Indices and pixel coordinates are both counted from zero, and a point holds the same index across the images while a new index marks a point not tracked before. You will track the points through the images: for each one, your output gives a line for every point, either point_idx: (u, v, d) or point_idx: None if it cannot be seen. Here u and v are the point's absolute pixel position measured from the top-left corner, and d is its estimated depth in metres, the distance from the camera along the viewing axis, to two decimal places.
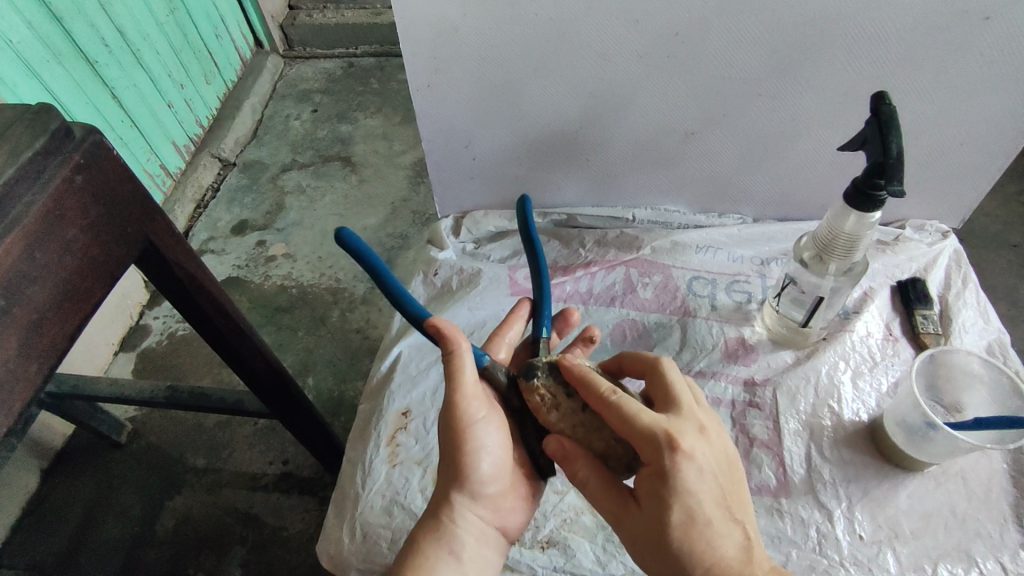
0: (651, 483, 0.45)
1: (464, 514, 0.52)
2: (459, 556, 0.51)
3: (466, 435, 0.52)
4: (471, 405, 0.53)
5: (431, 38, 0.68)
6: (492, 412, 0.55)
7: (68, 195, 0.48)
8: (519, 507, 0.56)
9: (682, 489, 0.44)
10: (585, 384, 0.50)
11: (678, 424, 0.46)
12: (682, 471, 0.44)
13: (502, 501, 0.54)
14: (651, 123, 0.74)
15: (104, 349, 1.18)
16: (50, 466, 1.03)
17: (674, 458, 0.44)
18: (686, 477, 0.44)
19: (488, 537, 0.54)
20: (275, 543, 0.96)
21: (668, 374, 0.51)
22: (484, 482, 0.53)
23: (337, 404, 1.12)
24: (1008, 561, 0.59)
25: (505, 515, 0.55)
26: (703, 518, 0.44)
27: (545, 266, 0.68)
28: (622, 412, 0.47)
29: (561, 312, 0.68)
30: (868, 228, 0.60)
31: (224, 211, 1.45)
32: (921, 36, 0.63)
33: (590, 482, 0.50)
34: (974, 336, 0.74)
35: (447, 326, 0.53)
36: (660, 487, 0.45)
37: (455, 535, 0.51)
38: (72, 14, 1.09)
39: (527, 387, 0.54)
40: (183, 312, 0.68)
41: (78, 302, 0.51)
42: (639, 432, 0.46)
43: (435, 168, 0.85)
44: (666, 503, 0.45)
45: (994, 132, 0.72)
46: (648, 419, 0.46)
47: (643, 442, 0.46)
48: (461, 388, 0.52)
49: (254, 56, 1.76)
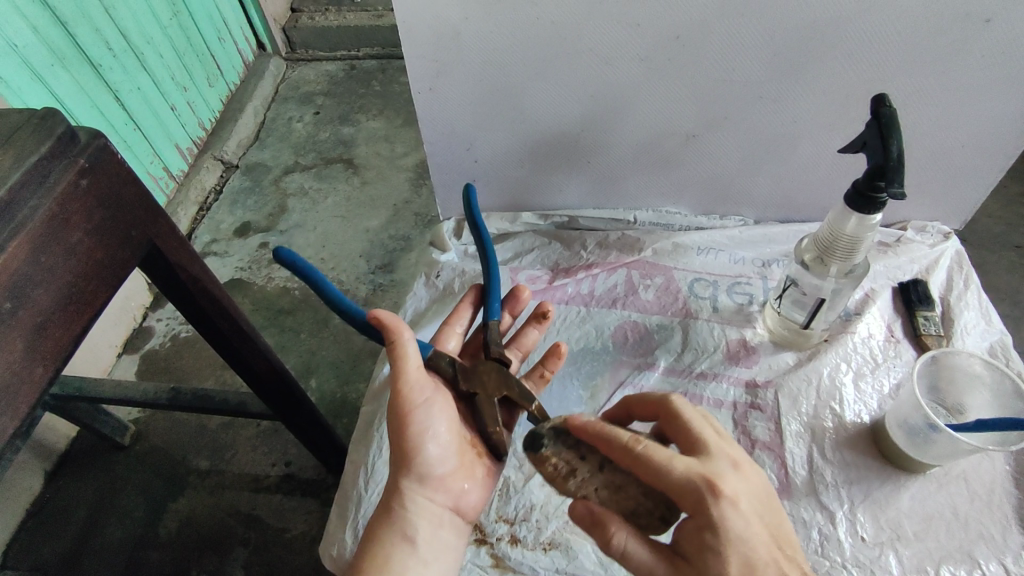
0: (700, 536, 0.42)
1: (414, 499, 0.52)
2: (413, 542, 0.50)
3: (408, 421, 0.52)
4: (415, 392, 0.53)
5: (433, 42, 0.68)
6: (437, 396, 0.55)
7: (73, 199, 0.49)
8: (473, 487, 0.56)
9: (735, 538, 0.41)
10: (602, 440, 0.47)
11: (711, 466, 0.43)
12: (729, 519, 0.41)
13: (453, 482, 0.54)
14: (652, 125, 0.75)
15: (108, 351, 1.18)
16: (55, 468, 1.03)
17: (720, 506, 0.41)
18: (735, 525, 0.41)
19: (442, 520, 0.53)
20: (278, 544, 0.97)
21: (683, 412, 0.48)
22: (432, 465, 0.53)
23: (339, 405, 1.12)
24: (1011, 563, 0.59)
25: (458, 496, 0.54)
26: (761, 565, 0.41)
27: (492, 250, 0.70)
28: (649, 465, 0.44)
29: (511, 292, 0.70)
30: (870, 230, 0.60)
31: (226, 213, 1.45)
32: (922, 38, 0.63)
33: (632, 551, 0.44)
34: (977, 337, 0.74)
35: (388, 317, 0.54)
36: (710, 539, 0.41)
37: (407, 521, 0.51)
38: (76, 18, 1.10)
39: (538, 458, 0.50)
40: (187, 314, 0.69)
41: (82, 305, 0.51)
42: (676, 483, 0.43)
43: (437, 171, 0.85)
44: (720, 556, 0.41)
45: (996, 133, 0.72)
46: (681, 467, 0.43)
47: (681, 492, 0.42)
48: (403, 376, 0.53)
49: (257, 58, 1.76)
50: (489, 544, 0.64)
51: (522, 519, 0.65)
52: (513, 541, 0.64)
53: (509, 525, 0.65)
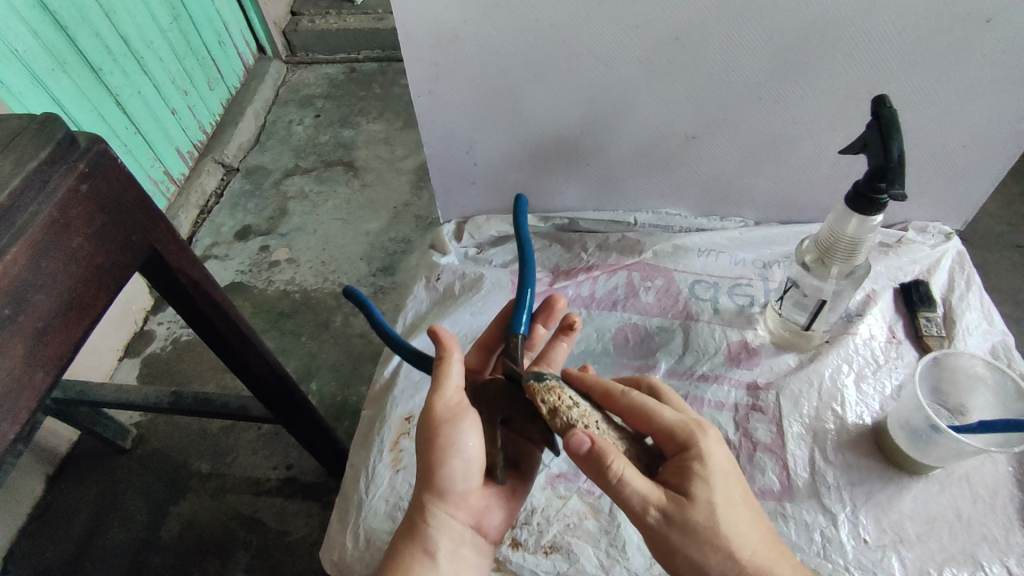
0: (689, 464, 0.46)
1: (436, 516, 0.52)
2: (434, 558, 0.51)
3: (441, 441, 0.50)
4: (449, 406, 0.52)
5: (432, 44, 0.68)
6: (472, 411, 0.53)
7: (72, 204, 0.49)
8: (497, 504, 0.55)
9: (718, 470, 0.46)
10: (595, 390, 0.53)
11: (695, 415, 0.50)
12: (712, 451, 0.46)
13: (477, 500, 0.53)
14: (651, 127, 0.75)
15: (109, 355, 1.18)
16: (56, 472, 1.03)
17: (705, 440, 0.47)
18: (716, 456, 0.46)
19: (463, 536, 0.53)
20: (279, 548, 0.96)
21: (662, 390, 0.56)
22: (458, 482, 0.51)
23: (340, 409, 1.12)
24: (1014, 565, 0.59)
25: (481, 513, 0.54)
26: (737, 498, 0.46)
27: (526, 256, 0.65)
28: (645, 406, 0.50)
29: (545, 301, 0.67)
30: (870, 231, 0.60)
31: (227, 217, 1.46)
32: (920, 39, 0.63)
33: (631, 476, 0.44)
34: (978, 338, 0.74)
35: (445, 333, 0.55)
36: (698, 467, 0.46)
37: (428, 537, 0.51)
38: (77, 22, 1.10)
39: (540, 387, 0.49)
40: (188, 318, 0.69)
41: (82, 310, 0.51)
42: (666, 422, 0.48)
43: (436, 174, 0.85)
44: (707, 483, 0.45)
45: (996, 133, 0.72)
46: (671, 412, 0.49)
47: (675, 428, 0.48)
48: (444, 393, 0.52)
49: (257, 62, 1.76)
50: (491, 547, 0.63)
51: (523, 522, 0.65)
52: (514, 545, 0.63)
53: (510, 529, 0.64)
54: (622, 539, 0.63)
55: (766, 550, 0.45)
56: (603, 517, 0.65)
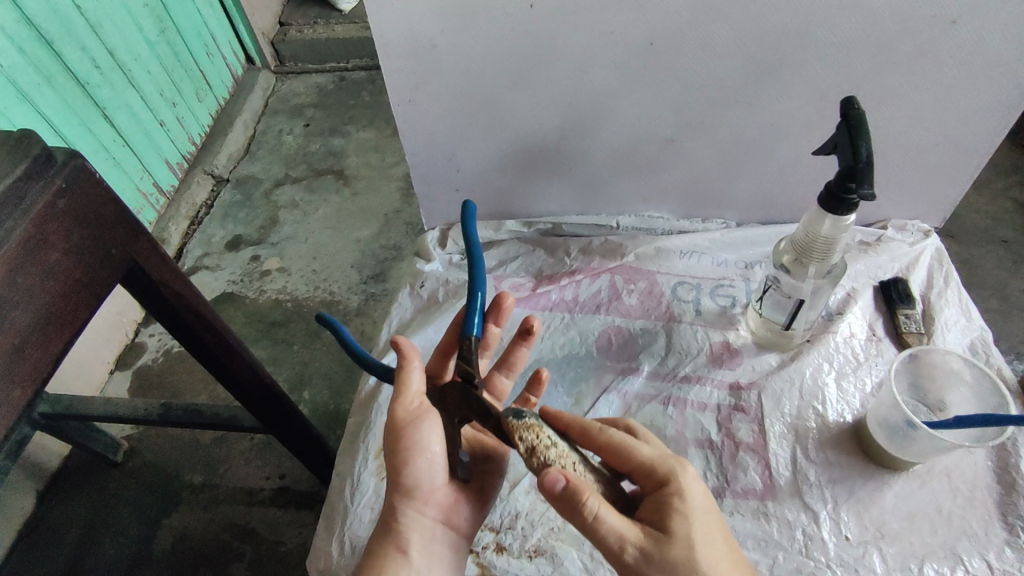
0: (668, 500, 0.47)
1: (405, 513, 0.52)
2: (406, 553, 0.52)
3: (400, 440, 0.51)
4: (408, 409, 0.52)
5: (410, 54, 0.69)
6: (433, 413, 0.53)
7: (49, 219, 0.49)
8: (468, 504, 0.55)
9: (697, 506, 0.46)
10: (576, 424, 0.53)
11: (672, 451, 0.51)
12: (693, 487, 0.47)
13: (446, 497, 0.54)
14: (631, 132, 0.75)
15: (100, 368, 1.18)
16: (48, 486, 1.03)
17: (683, 476, 0.48)
18: (697, 492, 0.47)
19: (436, 534, 0.53)
20: (273, 558, 0.96)
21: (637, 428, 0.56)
22: (424, 482, 0.52)
23: (332, 417, 1.12)
24: (994, 559, 0.60)
25: (452, 512, 0.54)
26: (715, 533, 0.46)
27: (475, 254, 0.63)
28: (623, 442, 0.50)
29: (494, 300, 0.64)
30: (844, 231, 0.60)
31: (218, 227, 1.46)
32: (890, 40, 0.63)
33: (607, 516, 0.44)
34: (957, 334, 0.74)
35: (401, 341, 0.54)
36: (677, 503, 0.46)
37: (399, 533, 0.52)
38: (61, 37, 1.10)
39: (520, 424, 0.48)
40: (173, 331, 0.69)
41: (62, 324, 0.52)
42: (645, 459, 0.49)
43: (419, 181, 0.86)
44: (687, 518, 0.45)
45: (969, 131, 0.72)
46: (648, 449, 0.50)
47: (655, 464, 0.49)
48: (404, 396, 0.53)
49: (246, 72, 1.77)
50: (475, 553, 0.64)
51: (507, 527, 0.65)
52: (499, 549, 0.64)
53: (494, 534, 0.65)
54: None
55: None
56: None
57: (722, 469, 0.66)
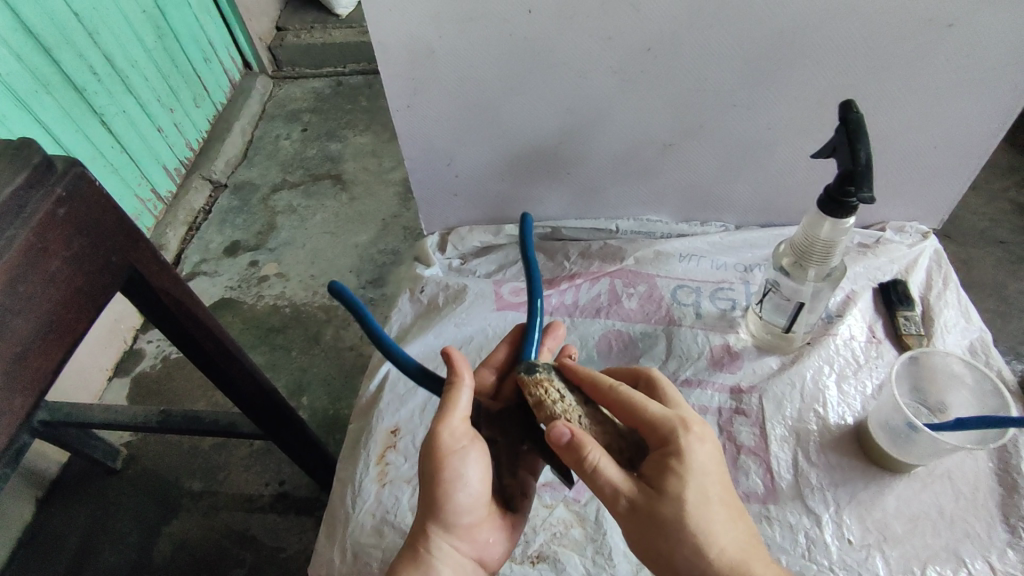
0: (667, 460, 0.46)
1: (440, 546, 0.51)
2: None
3: (445, 471, 0.51)
4: (454, 436, 0.51)
5: (409, 61, 0.69)
6: (476, 443, 0.53)
7: (50, 228, 0.49)
8: (499, 537, 0.56)
9: (696, 469, 0.45)
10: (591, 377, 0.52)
11: (685, 412, 0.49)
12: (696, 450, 0.46)
13: (479, 531, 0.54)
14: (630, 136, 0.76)
15: (98, 375, 1.18)
16: (46, 494, 1.02)
17: (688, 438, 0.46)
18: (700, 456, 0.46)
19: (466, 568, 0.53)
20: (273, 564, 0.96)
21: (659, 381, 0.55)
22: (462, 513, 0.52)
23: (332, 423, 1.12)
24: (996, 561, 0.60)
25: (483, 545, 0.54)
26: (713, 497, 0.45)
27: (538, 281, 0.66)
28: (632, 399, 0.49)
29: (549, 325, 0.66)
30: (843, 234, 0.61)
31: (216, 233, 1.46)
32: (887, 43, 0.64)
33: (605, 466, 0.45)
34: (957, 335, 0.75)
35: (457, 357, 0.54)
36: (675, 464, 0.45)
37: (433, 569, 0.50)
38: (59, 44, 1.10)
39: (530, 379, 0.52)
40: (172, 338, 0.69)
41: (62, 333, 0.52)
42: (649, 419, 0.48)
43: (418, 187, 0.85)
44: (681, 480, 0.45)
45: (967, 134, 0.73)
46: (656, 407, 0.48)
47: (657, 422, 0.47)
48: (451, 420, 0.52)
49: (243, 78, 1.77)
50: None
51: None
52: None
53: None
54: (609, 546, 0.64)
55: (739, 544, 0.45)
56: (589, 525, 0.65)
57: None
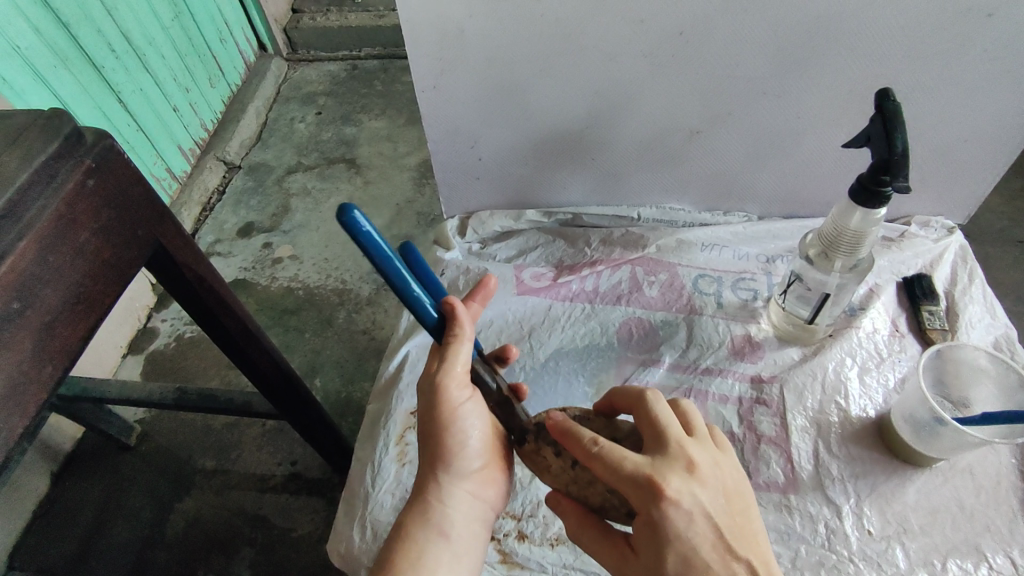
0: (647, 530, 0.44)
1: (451, 493, 0.53)
2: (448, 537, 0.52)
3: (451, 418, 0.53)
4: (455, 384, 0.52)
5: (436, 41, 0.68)
6: (474, 394, 0.55)
7: (80, 198, 0.49)
8: (500, 483, 0.57)
9: (673, 535, 0.43)
10: (568, 437, 0.48)
11: (664, 465, 0.45)
12: (671, 518, 0.43)
13: (485, 476, 0.56)
14: (655, 122, 0.75)
15: (113, 352, 1.19)
16: (61, 468, 1.04)
17: (662, 506, 0.43)
18: (676, 523, 0.43)
19: (477, 513, 0.54)
20: (285, 543, 0.97)
21: (653, 408, 0.48)
22: (468, 457, 0.54)
23: (344, 405, 1.13)
24: (1017, 556, 0.59)
25: (488, 489, 0.56)
26: (699, 565, 0.43)
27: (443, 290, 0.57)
28: (606, 461, 0.45)
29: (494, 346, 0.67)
30: (874, 224, 0.60)
31: (230, 214, 1.46)
32: (924, 33, 0.63)
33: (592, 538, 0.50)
34: (982, 331, 0.74)
35: (459, 307, 0.52)
36: (654, 537, 0.44)
37: (444, 515, 0.52)
38: (78, 20, 1.10)
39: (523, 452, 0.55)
40: (193, 314, 0.69)
41: (90, 304, 0.52)
42: (624, 483, 0.45)
43: (440, 169, 0.85)
44: (661, 552, 0.44)
45: (999, 127, 0.72)
46: (631, 468, 0.45)
47: (631, 490, 0.45)
48: (452, 370, 0.52)
49: (259, 59, 1.77)
50: (497, 540, 0.64)
51: (529, 515, 0.65)
52: (520, 537, 0.64)
53: (515, 521, 0.65)
54: None
55: None
56: None
57: (743, 462, 0.66)
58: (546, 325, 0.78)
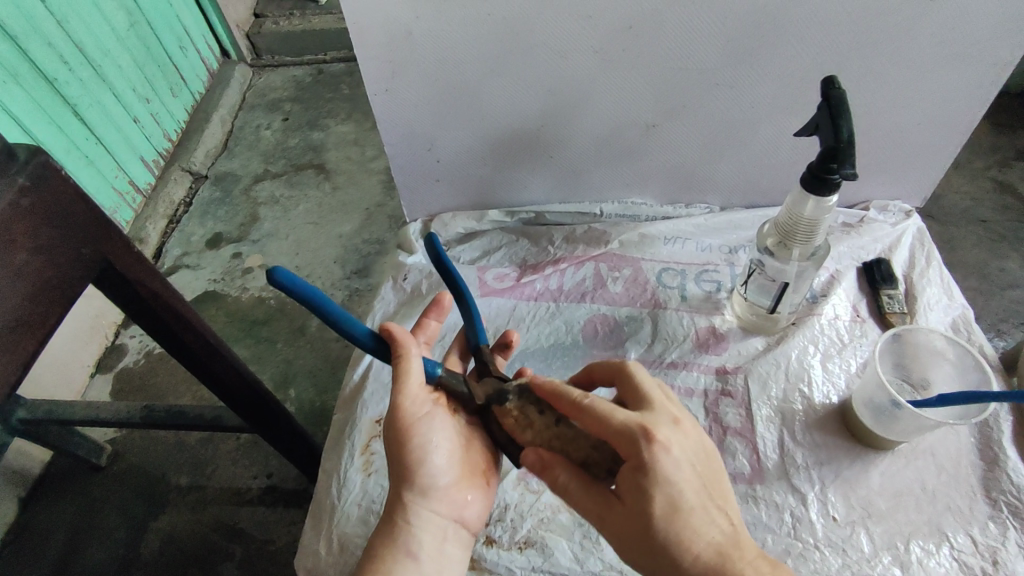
0: (637, 479, 0.44)
1: (418, 513, 0.52)
2: (417, 558, 0.51)
3: (411, 435, 0.52)
4: (415, 404, 0.53)
5: (385, 43, 0.67)
6: (437, 408, 0.55)
7: (14, 218, 0.47)
8: (478, 499, 0.56)
9: (662, 480, 0.44)
10: (556, 392, 0.50)
11: (651, 417, 0.47)
12: (662, 463, 0.44)
13: (456, 493, 0.54)
14: (613, 117, 0.75)
15: (79, 371, 1.16)
16: (28, 494, 1.01)
17: (652, 449, 0.44)
18: (667, 468, 0.44)
19: (447, 532, 0.53)
20: (262, 557, 0.95)
21: (636, 373, 0.51)
22: (435, 476, 0.53)
23: (320, 415, 1.11)
24: (978, 534, 0.60)
25: (462, 507, 0.54)
26: (686, 507, 0.44)
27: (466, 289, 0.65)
28: (596, 410, 0.46)
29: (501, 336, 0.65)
30: (827, 212, 0.60)
31: (197, 225, 1.43)
32: (868, 20, 0.63)
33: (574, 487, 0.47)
34: (939, 313, 0.75)
35: (395, 329, 0.54)
36: (642, 479, 0.44)
37: (412, 536, 0.51)
38: (25, 32, 1.07)
39: (502, 410, 0.54)
40: (150, 330, 0.67)
41: (31, 326, 0.50)
42: (616, 430, 0.45)
43: (400, 173, 0.84)
44: (649, 494, 0.44)
45: (949, 110, 0.73)
46: (622, 416, 0.46)
47: (621, 438, 0.45)
48: (405, 389, 0.53)
49: (221, 67, 1.73)
50: None
51: (497, 519, 0.65)
52: (488, 542, 0.63)
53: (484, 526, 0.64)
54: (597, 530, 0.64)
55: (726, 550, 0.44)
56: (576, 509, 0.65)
57: None
58: (511, 326, 0.78)
